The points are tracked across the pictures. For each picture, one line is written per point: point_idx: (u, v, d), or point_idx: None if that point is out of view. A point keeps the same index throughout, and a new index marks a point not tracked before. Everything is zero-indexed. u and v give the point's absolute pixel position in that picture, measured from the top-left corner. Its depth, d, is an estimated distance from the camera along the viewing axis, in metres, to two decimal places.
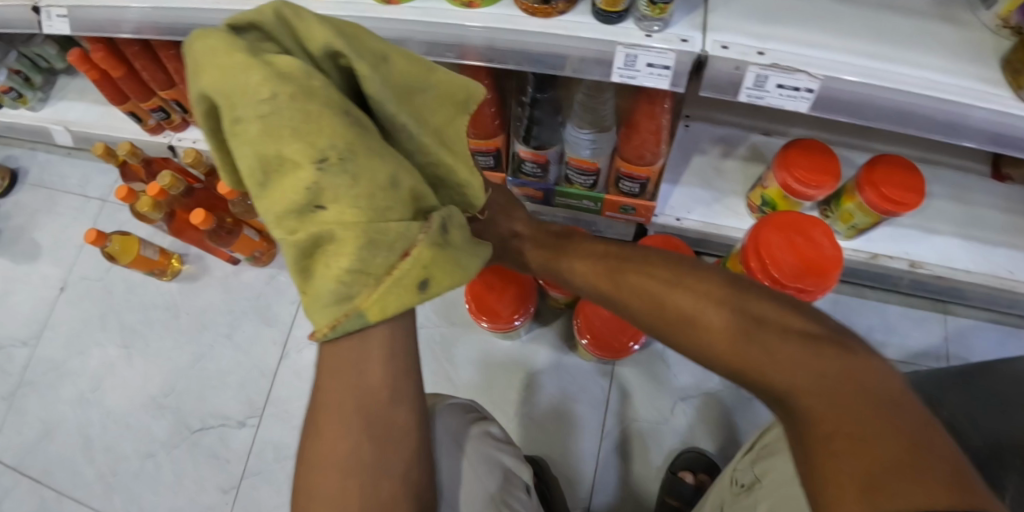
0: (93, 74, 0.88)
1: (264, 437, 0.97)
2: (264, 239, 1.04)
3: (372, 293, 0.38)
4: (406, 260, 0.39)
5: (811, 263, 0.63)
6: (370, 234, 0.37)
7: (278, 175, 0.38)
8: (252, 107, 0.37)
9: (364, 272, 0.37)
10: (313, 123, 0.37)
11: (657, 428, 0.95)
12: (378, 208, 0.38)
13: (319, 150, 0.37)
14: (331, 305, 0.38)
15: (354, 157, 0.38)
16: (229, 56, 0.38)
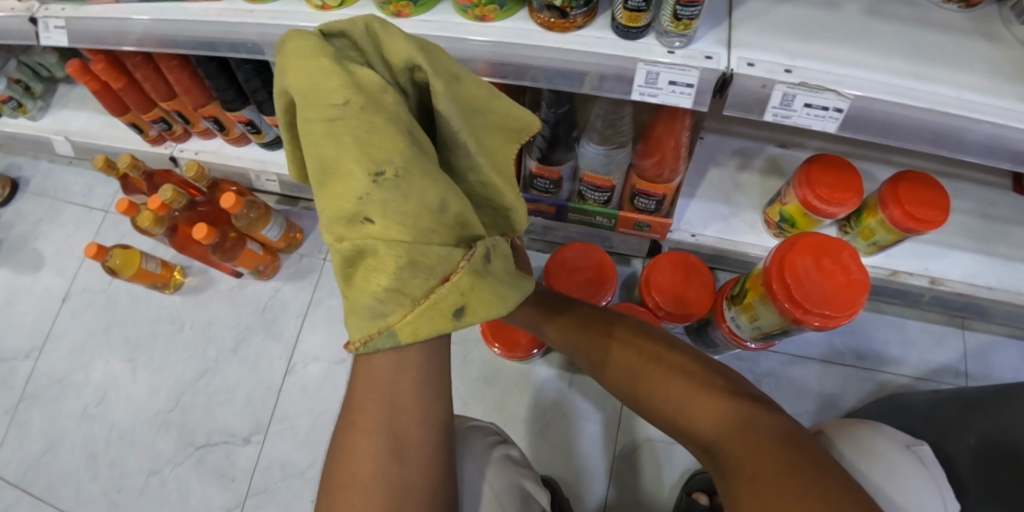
0: (94, 85, 0.86)
1: (269, 455, 0.95)
2: (268, 252, 1.02)
3: (406, 315, 0.40)
4: (444, 286, 0.40)
5: (839, 289, 0.61)
6: (411, 254, 0.40)
7: (336, 180, 0.41)
8: (327, 110, 0.41)
9: (400, 294, 0.40)
10: (377, 136, 0.41)
11: (670, 447, 0.93)
12: (421, 230, 0.41)
13: (377, 164, 0.40)
14: (368, 320, 0.40)
15: (409, 175, 0.40)
16: (316, 61, 0.42)
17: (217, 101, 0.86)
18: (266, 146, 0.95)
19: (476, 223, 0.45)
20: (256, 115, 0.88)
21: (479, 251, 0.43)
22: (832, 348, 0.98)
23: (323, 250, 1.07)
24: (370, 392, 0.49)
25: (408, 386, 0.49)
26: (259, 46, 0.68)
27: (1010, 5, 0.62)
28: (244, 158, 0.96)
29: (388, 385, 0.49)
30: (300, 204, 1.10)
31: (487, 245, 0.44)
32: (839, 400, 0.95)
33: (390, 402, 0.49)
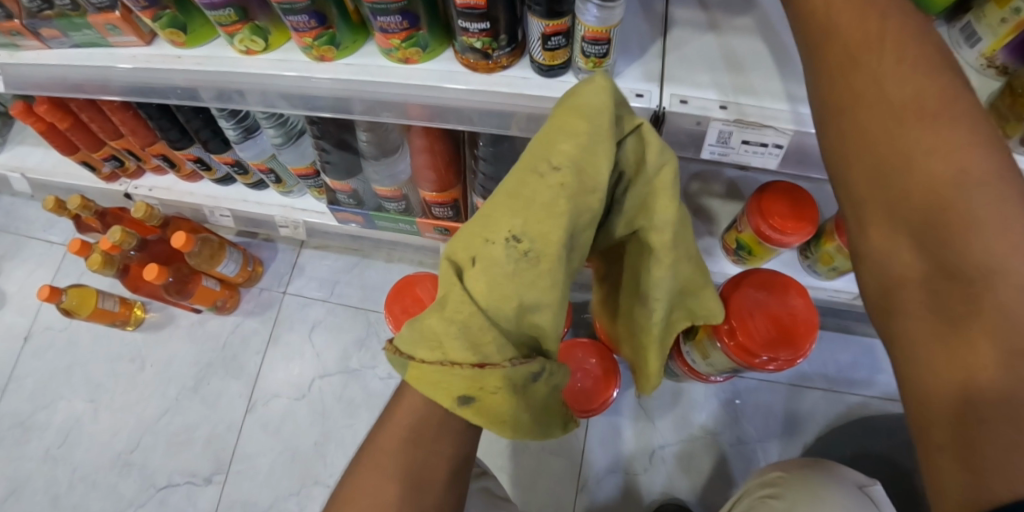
0: (40, 126, 0.84)
1: (230, 495, 0.94)
2: (227, 287, 1.00)
3: (426, 360, 0.40)
4: (473, 371, 0.39)
5: (784, 331, 0.59)
6: (470, 320, 0.39)
7: (490, 214, 0.41)
8: (551, 164, 0.40)
9: (441, 345, 0.40)
10: (548, 219, 0.39)
11: (636, 479, 0.91)
12: (495, 300, 0.39)
13: (524, 230, 0.39)
14: (411, 341, 0.41)
15: (534, 262, 0.39)
16: (576, 121, 0.40)
17: (163, 140, 0.84)
18: (220, 181, 0.93)
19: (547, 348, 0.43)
20: (204, 153, 0.86)
21: (525, 368, 0.41)
22: (803, 372, 0.94)
23: (283, 283, 1.05)
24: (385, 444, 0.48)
25: (429, 450, 0.47)
26: (190, 90, 0.67)
27: (958, 27, 0.58)
28: (197, 194, 0.95)
29: (408, 435, 0.47)
30: (260, 235, 1.08)
31: (546, 365, 0.43)
32: (809, 426, 0.92)
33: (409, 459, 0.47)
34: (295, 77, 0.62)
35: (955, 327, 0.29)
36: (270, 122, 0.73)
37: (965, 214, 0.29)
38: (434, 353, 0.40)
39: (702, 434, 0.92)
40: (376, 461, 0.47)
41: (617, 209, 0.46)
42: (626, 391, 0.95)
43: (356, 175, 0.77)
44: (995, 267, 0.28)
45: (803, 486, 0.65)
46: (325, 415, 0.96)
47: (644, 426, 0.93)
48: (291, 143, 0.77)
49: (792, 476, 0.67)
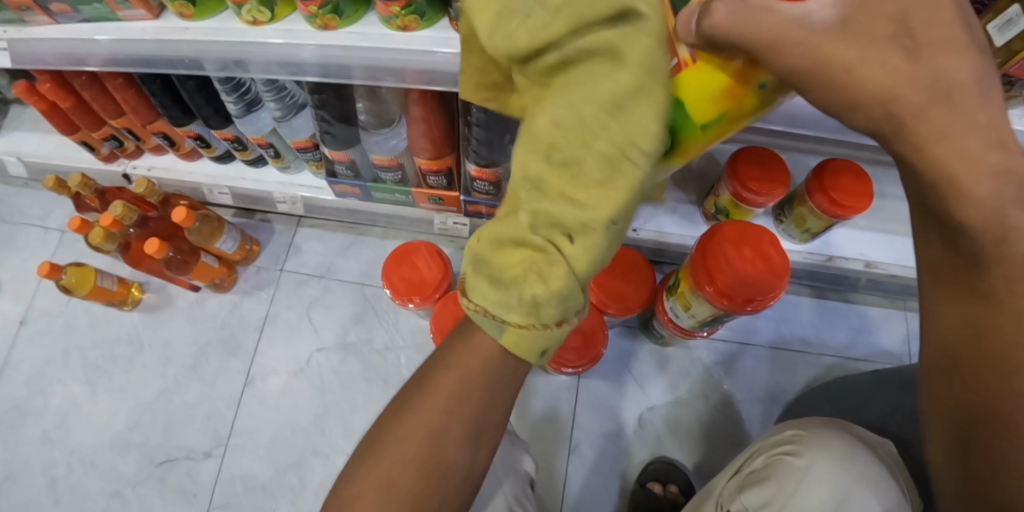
0: (41, 105, 0.86)
1: (230, 469, 0.95)
2: (225, 265, 1.02)
3: (522, 326, 0.36)
4: (562, 328, 0.37)
5: (758, 274, 0.63)
6: (569, 289, 0.35)
7: (546, 166, 0.33)
8: (620, 116, 0.31)
9: (538, 310, 0.36)
10: (634, 187, 0.33)
11: (627, 441, 0.94)
12: (593, 271, 0.35)
13: (618, 201, 0.33)
14: (496, 308, 0.36)
15: (622, 226, 0.35)
16: (632, 70, 0.31)
17: (165, 117, 0.87)
18: (218, 160, 0.96)
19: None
20: (204, 130, 0.89)
21: (596, 316, 0.38)
22: (781, 336, 0.99)
23: (280, 262, 1.08)
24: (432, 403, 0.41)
25: (461, 405, 0.40)
26: (195, 61, 0.71)
27: None
28: (197, 173, 0.98)
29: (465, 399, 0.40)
30: (256, 216, 1.11)
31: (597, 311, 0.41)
32: (788, 387, 0.96)
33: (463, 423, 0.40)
34: (299, 46, 0.65)
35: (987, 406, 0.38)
36: (273, 95, 0.77)
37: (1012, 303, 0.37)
38: (524, 317, 0.36)
39: (687, 397, 0.96)
40: (421, 424, 0.40)
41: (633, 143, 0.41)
42: (615, 359, 0.99)
43: (353, 146, 0.80)
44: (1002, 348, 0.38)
45: (825, 442, 0.61)
46: (322, 388, 0.98)
47: (633, 390, 0.97)
48: (290, 117, 0.81)
49: (810, 432, 0.64)
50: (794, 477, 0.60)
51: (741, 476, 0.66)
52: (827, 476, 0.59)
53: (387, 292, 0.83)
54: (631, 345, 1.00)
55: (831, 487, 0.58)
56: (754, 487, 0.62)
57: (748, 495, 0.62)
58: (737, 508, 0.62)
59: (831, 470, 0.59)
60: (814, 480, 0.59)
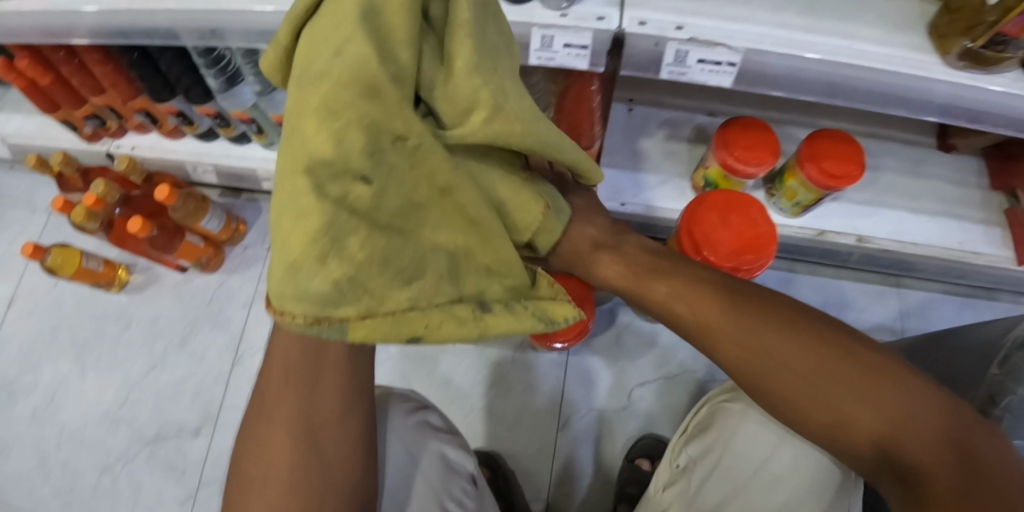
0: (20, 82, 0.85)
1: (220, 445, 0.96)
2: (210, 244, 1.02)
3: (305, 310, 0.33)
4: (361, 320, 0.35)
5: (746, 243, 0.61)
6: (325, 246, 0.33)
7: (322, 158, 0.34)
8: (314, 101, 0.35)
9: (306, 290, 0.33)
10: (309, 141, 0.34)
11: (616, 416, 0.94)
12: (331, 248, 0.33)
13: (326, 172, 0.34)
14: (297, 302, 0.33)
15: (341, 197, 0.34)
16: (300, 73, 0.37)
17: (146, 93, 0.85)
18: (202, 137, 0.95)
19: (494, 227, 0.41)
20: (186, 107, 0.88)
21: (324, 274, 0.33)
22: None
23: (267, 240, 1.07)
24: (276, 415, 0.50)
25: (313, 383, 0.51)
26: (172, 31, 0.69)
27: None
28: (181, 150, 0.96)
29: (301, 399, 0.50)
30: (243, 196, 1.10)
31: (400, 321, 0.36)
32: None
33: (302, 425, 0.50)
34: (276, 14, 0.64)
35: (881, 425, 0.40)
36: (251, 68, 0.75)
37: (807, 337, 0.45)
38: (363, 310, 0.35)
39: (677, 373, 0.95)
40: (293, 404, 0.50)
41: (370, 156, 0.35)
42: (604, 336, 0.98)
43: None
44: (850, 362, 0.43)
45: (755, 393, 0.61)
46: None
47: (622, 366, 0.96)
48: (272, 91, 0.80)
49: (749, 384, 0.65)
50: (730, 425, 0.62)
51: (688, 434, 0.72)
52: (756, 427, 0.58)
53: None
54: (622, 321, 0.99)
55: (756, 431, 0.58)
56: (700, 438, 0.68)
57: (694, 448, 0.68)
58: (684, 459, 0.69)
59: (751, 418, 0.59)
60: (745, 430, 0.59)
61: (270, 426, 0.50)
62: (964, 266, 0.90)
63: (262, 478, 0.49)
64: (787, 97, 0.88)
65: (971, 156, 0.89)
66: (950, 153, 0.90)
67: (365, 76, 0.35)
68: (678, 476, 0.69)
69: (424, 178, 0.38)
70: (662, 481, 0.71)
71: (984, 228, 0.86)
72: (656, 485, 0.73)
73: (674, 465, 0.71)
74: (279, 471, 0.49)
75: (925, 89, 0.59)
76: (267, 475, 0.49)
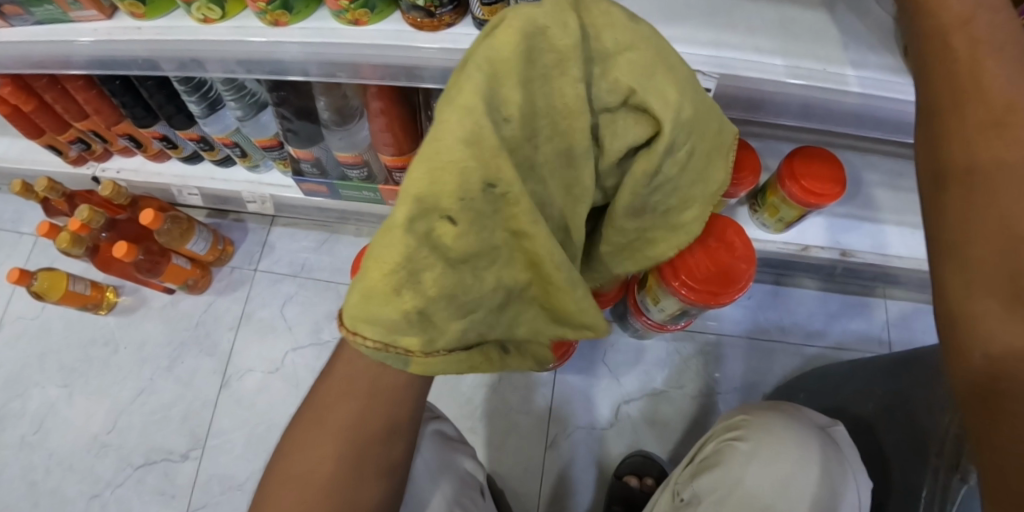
0: (4, 109, 0.85)
1: (208, 469, 0.96)
2: (197, 266, 1.02)
3: (372, 340, 0.36)
4: (425, 354, 0.38)
5: (721, 269, 0.62)
6: (398, 286, 0.34)
7: (418, 195, 0.33)
8: (451, 134, 0.32)
9: (385, 330, 0.35)
10: (435, 168, 0.33)
11: (603, 434, 0.94)
12: (405, 283, 0.34)
13: (434, 208, 0.33)
14: (369, 328, 0.35)
15: (427, 238, 0.34)
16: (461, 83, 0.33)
17: (129, 119, 0.85)
18: (187, 160, 0.96)
19: (557, 280, 0.38)
20: (169, 131, 0.88)
21: (396, 318, 0.35)
22: (758, 325, 0.99)
23: (254, 261, 1.07)
24: (325, 426, 0.50)
25: (367, 399, 0.49)
26: (152, 61, 0.69)
27: None
28: (166, 174, 0.97)
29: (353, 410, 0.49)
30: (229, 216, 1.10)
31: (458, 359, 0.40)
32: (764, 376, 0.96)
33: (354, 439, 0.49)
34: (250, 44, 0.64)
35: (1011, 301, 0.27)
36: (233, 94, 0.76)
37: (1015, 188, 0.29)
38: (424, 344, 0.37)
39: (664, 389, 0.96)
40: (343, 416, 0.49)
41: (478, 196, 0.34)
42: (591, 353, 0.98)
43: (318, 143, 0.79)
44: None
45: (767, 428, 0.66)
46: (298, 386, 0.99)
47: (609, 383, 0.96)
48: (254, 115, 0.80)
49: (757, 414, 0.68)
50: (739, 459, 0.65)
51: (694, 466, 0.71)
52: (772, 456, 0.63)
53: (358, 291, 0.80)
54: (609, 338, 0.99)
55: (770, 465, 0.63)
56: (704, 473, 0.67)
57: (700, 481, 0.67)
58: (689, 492, 0.68)
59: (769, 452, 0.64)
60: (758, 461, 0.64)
61: (322, 431, 0.50)
62: None
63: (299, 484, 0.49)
64: None
65: None
66: None
67: (450, 146, 0.33)
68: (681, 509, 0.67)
69: (508, 225, 0.36)
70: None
71: None
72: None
73: (677, 498, 0.69)
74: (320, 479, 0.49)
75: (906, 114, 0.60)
76: (308, 481, 0.49)
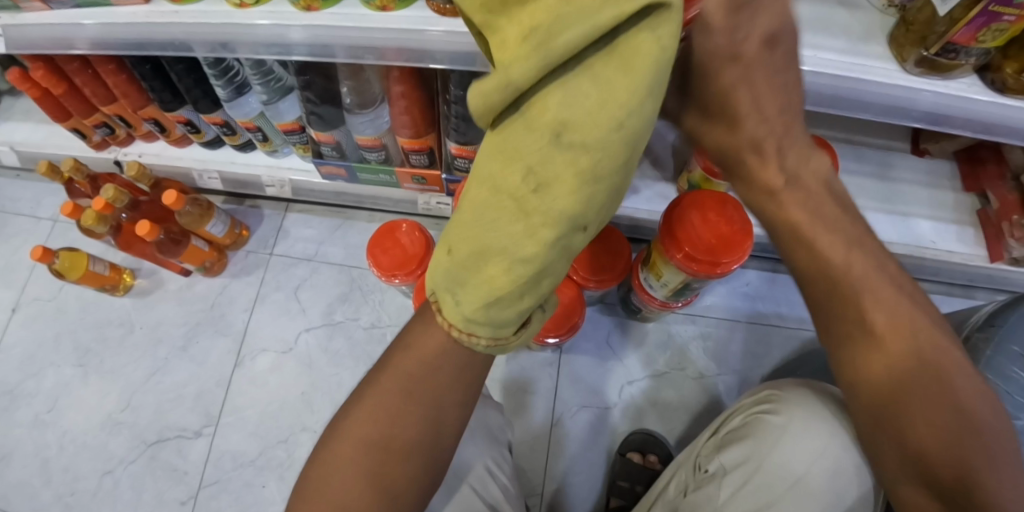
0: (35, 91, 0.88)
1: (220, 446, 0.98)
2: (214, 249, 1.05)
3: (487, 331, 0.40)
4: (525, 329, 0.42)
5: (723, 239, 0.65)
6: (522, 276, 0.37)
7: (561, 199, 0.35)
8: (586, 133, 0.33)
9: (498, 320, 0.40)
10: (570, 168, 0.35)
11: (609, 413, 0.97)
12: (524, 277, 0.38)
13: (566, 211, 0.36)
14: (482, 323, 0.40)
15: (552, 229, 0.36)
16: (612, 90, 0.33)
17: (156, 102, 0.89)
18: (208, 145, 0.99)
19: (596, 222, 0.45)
20: (194, 115, 0.92)
21: (514, 305, 0.39)
22: (758, 311, 1.03)
23: (269, 245, 1.10)
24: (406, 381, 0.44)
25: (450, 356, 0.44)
26: (186, 43, 0.73)
27: None
28: (187, 158, 1.01)
29: (431, 370, 0.44)
30: (246, 202, 1.14)
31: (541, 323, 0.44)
32: (762, 358, 1.00)
33: (426, 402, 0.44)
34: (283, 27, 0.68)
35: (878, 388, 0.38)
36: (260, 78, 0.80)
37: None
38: (525, 320, 0.41)
39: (666, 371, 0.99)
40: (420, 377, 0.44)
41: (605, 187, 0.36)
42: (596, 335, 1.02)
43: (338, 126, 0.83)
44: None
45: (801, 404, 0.65)
46: (310, 366, 1.01)
47: (613, 363, 1.00)
48: (277, 100, 0.84)
49: (787, 391, 0.68)
50: (770, 435, 0.65)
51: (718, 440, 0.71)
52: (802, 432, 0.63)
53: (373, 269, 0.83)
54: (612, 320, 1.03)
55: (799, 440, 0.63)
56: (731, 446, 0.68)
57: (727, 454, 0.67)
58: (716, 464, 0.68)
59: (799, 428, 0.63)
60: (788, 437, 0.64)
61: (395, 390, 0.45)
62: (937, 263, 0.95)
63: (350, 445, 0.45)
64: None
65: (941, 160, 0.94)
66: (923, 157, 0.95)
67: (556, 123, 0.34)
68: (706, 480, 0.67)
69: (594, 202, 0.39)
70: (687, 484, 0.70)
71: (955, 227, 0.91)
72: (677, 487, 0.72)
73: (701, 470, 0.70)
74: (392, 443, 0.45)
75: (911, 101, 0.63)
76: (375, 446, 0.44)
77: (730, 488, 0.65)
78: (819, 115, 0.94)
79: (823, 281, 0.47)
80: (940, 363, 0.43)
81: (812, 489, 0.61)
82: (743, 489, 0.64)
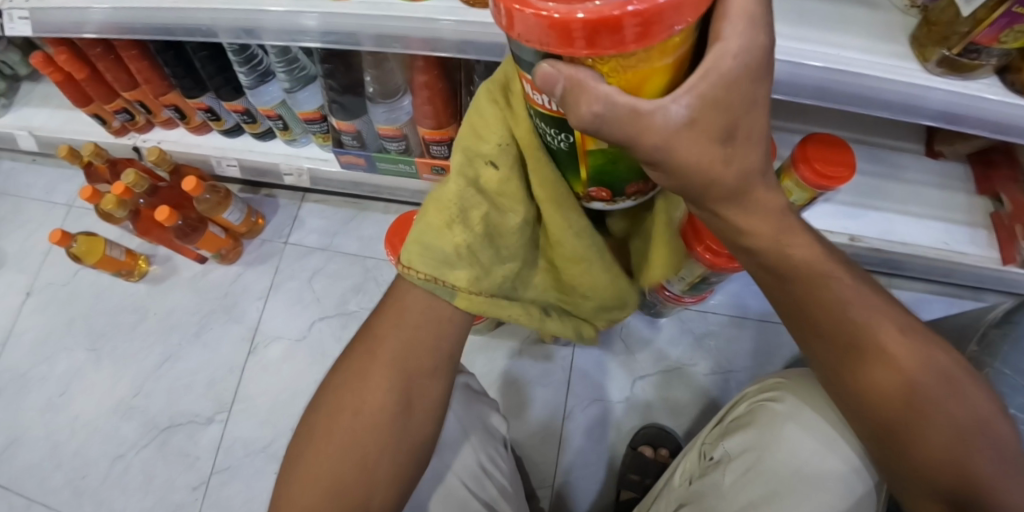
0: (57, 75, 0.89)
1: (232, 433, 0.98)
2: (230, 237, 1.06)
3: (429, 274, 0.44)
4: (468, 293, 0.46)
5: None
6: (456, 218, 0.42)
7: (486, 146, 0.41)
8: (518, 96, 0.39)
9: (440, 266, 0.44)
10: (499, 118, 0.40)
11: (620, 407, 0.98)
12: (460, 217, 0.42)
13: (490, 156, 0.41)
14: (424, 263, 0.44)
15: (492, 184, 0.42)
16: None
17: (178, 89, 0.90)
18: (226, 133, 1.00)
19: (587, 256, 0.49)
20: (214, 103, 0.93)
21: (453, 251, 0.43)
22: (770, 310, 1.03)
23: (283, 235, 1.11)
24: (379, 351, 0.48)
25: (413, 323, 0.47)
26: (212, 29, 0.73)
27: None
28: (205, 145, 1.02)
29: (397, 338, 0.48)
30: (261, 192, 1.14)
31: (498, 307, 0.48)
32: (774, 356, 1.00)
33: (395, 370, 0.48)
34: (309, 15, 0.68)
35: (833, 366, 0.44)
36: (284, 66, 0.80)
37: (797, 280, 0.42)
38: (470, 280, 0.45)
39: (677, 367, 0.99)
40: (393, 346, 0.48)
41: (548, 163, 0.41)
42: (608, 329, 1.02)
43: (359, 116, 0.83)
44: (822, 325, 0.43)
45: (802, 390, 0.65)
46: (323, 354, 1.02)
47: (625, 358, 1.00)
48: (298, 89, 0.84)
49: (791, 378, 0.68)
50: (772, 423, 0.65)
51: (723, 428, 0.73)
52: (804, 418, 0.62)
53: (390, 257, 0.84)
54: (623, 316, 1.03)
55: (800, 428, 0.62)
56: (737, 433, 0.69)
57: (732, 442, 0.69)
58: (721, 452, 0.69)
59: (801, 414, 0.62)
60: (789, 423, 0.63)
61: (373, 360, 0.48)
62: (949, 265, 0.95)
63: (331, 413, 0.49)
64: (782, 104, 0.94)
65: (955, 162, 0.95)
66: (937, 159, 0.95)
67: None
68: (711, 467, 0.69)
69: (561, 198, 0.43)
70: (692, 473, 0.73)
71: (967, 229, 0.92)
72: (683, 477, 0.75)
73: (706, 458, 0.72)
74: (368, 412, 0.48)
75: (931, 100, 0.64)
76: (354, 413, 0.48)
77: (731, 478, 0.65)
78: (834, 115, 0.95)
79: (802, 295, 0.42)
80: (932, 396, 0.41)
81: (816, 476, 0.59)
82: (746, 478, 0.64)
